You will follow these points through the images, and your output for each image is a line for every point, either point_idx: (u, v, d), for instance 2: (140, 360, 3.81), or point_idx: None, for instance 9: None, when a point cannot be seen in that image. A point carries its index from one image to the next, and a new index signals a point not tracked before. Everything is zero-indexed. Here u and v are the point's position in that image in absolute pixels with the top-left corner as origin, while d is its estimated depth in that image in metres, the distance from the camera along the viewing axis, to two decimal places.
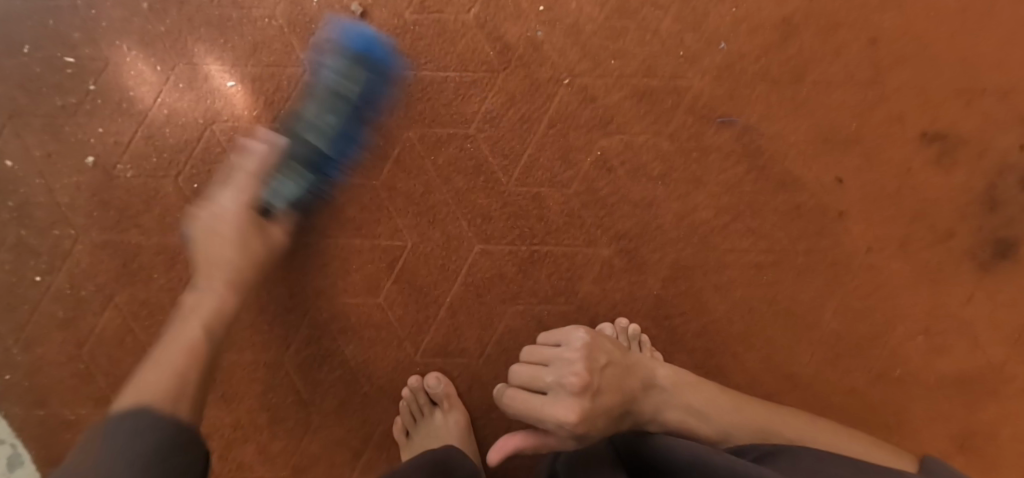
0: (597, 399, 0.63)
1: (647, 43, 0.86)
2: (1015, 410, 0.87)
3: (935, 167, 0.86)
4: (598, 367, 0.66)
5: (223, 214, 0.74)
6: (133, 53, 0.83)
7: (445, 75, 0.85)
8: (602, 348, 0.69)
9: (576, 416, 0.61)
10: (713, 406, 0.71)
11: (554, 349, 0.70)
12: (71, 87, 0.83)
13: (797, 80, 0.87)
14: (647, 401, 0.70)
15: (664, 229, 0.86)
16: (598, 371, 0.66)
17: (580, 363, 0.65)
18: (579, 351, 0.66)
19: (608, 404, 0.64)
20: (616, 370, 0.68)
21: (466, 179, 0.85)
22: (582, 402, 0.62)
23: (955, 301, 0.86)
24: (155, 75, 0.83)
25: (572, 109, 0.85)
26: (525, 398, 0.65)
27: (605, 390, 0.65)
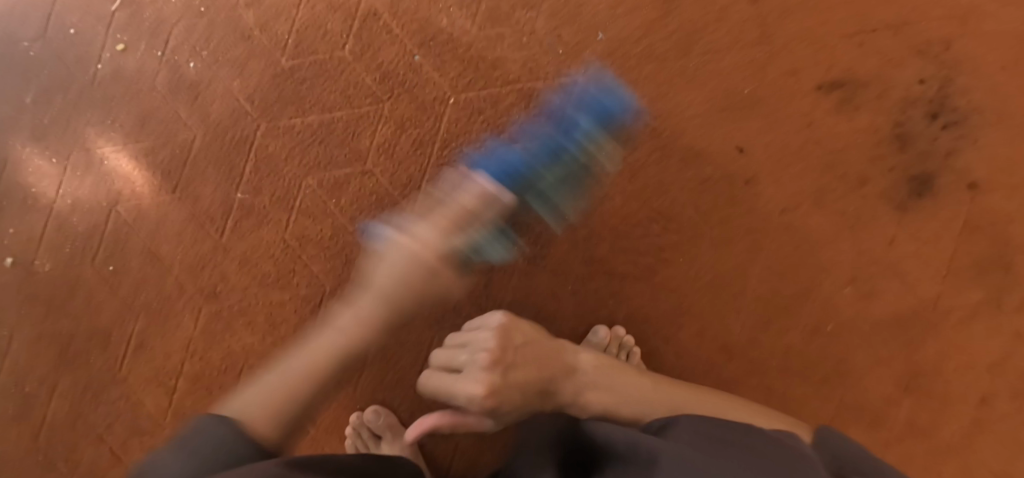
0: (508, 375, 0.66)
1: (525, 46, 0.86)
2: (959, 343, 0.85)
3: (837, 114, 0.85)
4: (512, 347, 0.68)
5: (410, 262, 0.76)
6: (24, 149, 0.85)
7: (334, 115, 0.86)
8: (519, 328, 0.71)
9: (483, 390, 0.65)
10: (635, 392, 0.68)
11: (471, 332, 0.73)
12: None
13: (684, 53, 0.85)
14: (565, 386, 0.70)
15: (575, 228, 0.87)
16: (513, 351, 0.68)
17: (492, 343, 0.68)
18: (493, 333, 0.69)
19: (523, 382, 0.67)
20: (534, 349, 0.70)
21: (372, 214, 0.86)
22: (492, 380, 0.66)
23: (878, 246, 0.85)
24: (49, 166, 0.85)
25: (461, 126, 0.86)
26: (444, 378, 0.71)
27: (523, 367, 0.68)
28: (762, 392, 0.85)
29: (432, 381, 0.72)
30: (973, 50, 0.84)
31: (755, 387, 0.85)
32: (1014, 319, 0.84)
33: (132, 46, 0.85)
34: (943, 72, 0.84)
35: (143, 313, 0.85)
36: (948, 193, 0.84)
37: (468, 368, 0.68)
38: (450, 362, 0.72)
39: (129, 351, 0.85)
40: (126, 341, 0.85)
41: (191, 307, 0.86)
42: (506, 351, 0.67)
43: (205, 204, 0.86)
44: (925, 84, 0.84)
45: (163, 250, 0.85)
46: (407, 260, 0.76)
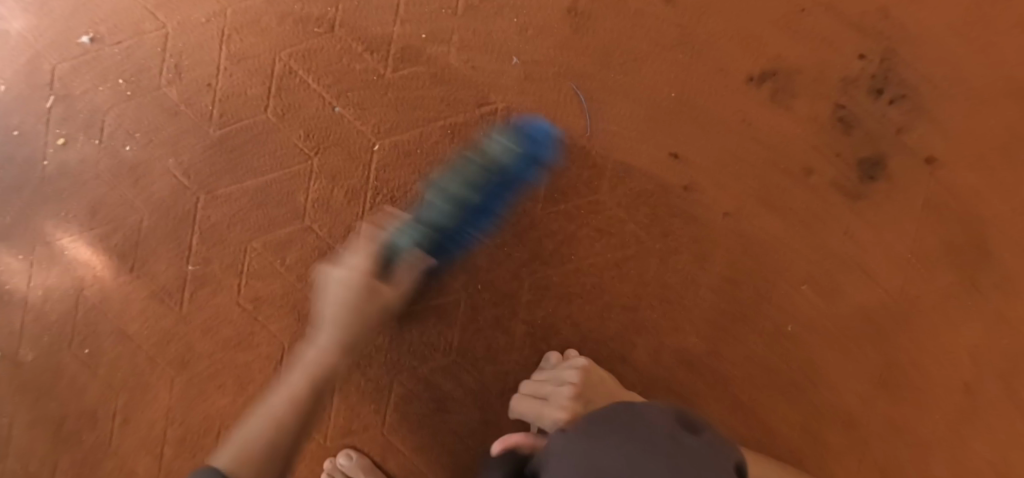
0: (590, 405, 0.74)
1: (442, 80, 0.85)
2: (933, 329, 0.80)
3: (772, 106, 0.81)
4: (593, 387, 0.76)
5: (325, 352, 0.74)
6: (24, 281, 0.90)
7: (266, 178, 0.87)
8: (598, 373, 0.77)
9: (564, 415, 0.72)
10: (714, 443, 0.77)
11: (551, 371, 0.80)
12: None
13: (603, 65, 0.83)
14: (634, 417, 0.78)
15: (516, 256, 0.85)
16: (596, 389, 0.75)
17: (574, 384, 0.75)
18: (578, 374, 0.76)
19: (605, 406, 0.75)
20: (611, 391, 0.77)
21: (317, 269, 0.87)
22: (575, 405, 0.73)
23: (833, 238, 0.81)
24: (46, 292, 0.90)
25: (390, 171, 0.86)
26: (532, 404, 0.78)
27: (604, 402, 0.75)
28: (729, 403, 0.83)
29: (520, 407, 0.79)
30: (909, 18, 0.80)
31: (721, 398, 0.83)
32: (991, 297, 0.79)
33: (72, 138, 0.89)
34: (883, 46, 0.79)
35: (122, 388, 0.90)
36: (903, 174, 0.79)
37: (553, 399, 0.75)
38: (536, 393, 0.78)
39: (114, 425, 0.90)
40: (111, 416, 0.90)
41: (165, 378, 0.89)
42: (587, 390, 0.75)
43: (161, 280, 0.89)
44: (867, 58, 0.80)
45: (131, 327, 0.90)
46: (340, 289, 0.75)
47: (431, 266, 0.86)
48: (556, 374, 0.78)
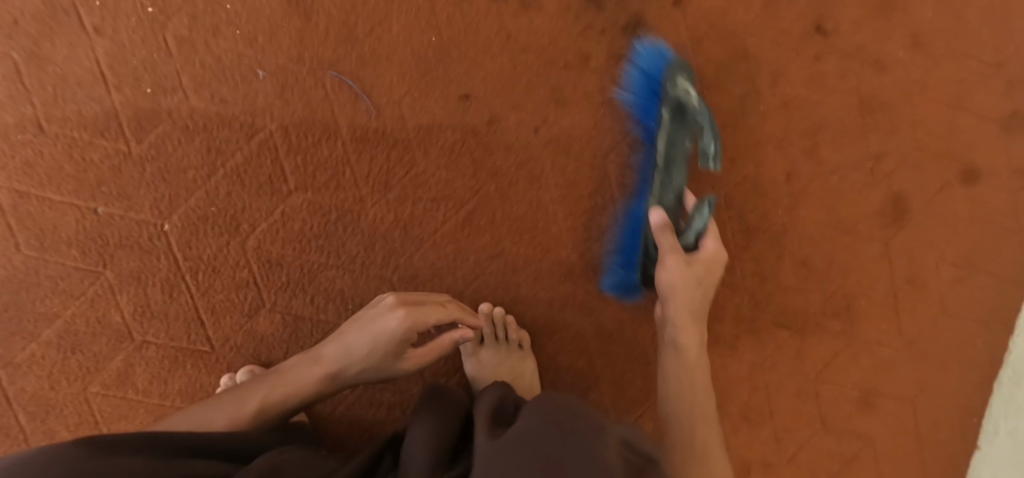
0: (420, 316, 0.71)
1: (196, 127, 0.75)
2: (743, 143, 0.88)
3: (526, 13, 0.80)
4: (417, 317, 0.71)
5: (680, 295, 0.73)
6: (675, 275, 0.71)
7: (65, 317, 0.76)
8: (427, 315, 0.72)
9: (424, 310, 0.72)
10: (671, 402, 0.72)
11: (430, 303, 0.74)
12: (704, 286, 0.73)
13: (351, 41, 0.77)
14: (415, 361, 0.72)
15: (369, 262, 0.81)
16: (416, 312, 0.71)
17: (422, 314, 0.72)
18: (447, 307, 0.75)
19: (424, 323, 0.71)
20: (427, 315, 0.72)
21: (173, 378, 0.79)
22: (419, 314, 0.71)
23: (632, 107, 0.84)
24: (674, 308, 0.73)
25: (196, 246, 0.77)
26: (381, 316, 0.71)
27: (426, 319, 0.71)
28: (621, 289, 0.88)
29: (384, 305, 0.72)
30: None
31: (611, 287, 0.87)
32: (776, 92, 0.88)
33: None
34: None
35: None
36: (664, 22, 0.83)
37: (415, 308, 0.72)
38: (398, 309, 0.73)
39: None
40: None
41: None
42: (417, 314, 0.71)
43: None
44: None
45: None
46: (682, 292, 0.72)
47: (291, 313, 0.80)
48: (421, 299, 0.74)
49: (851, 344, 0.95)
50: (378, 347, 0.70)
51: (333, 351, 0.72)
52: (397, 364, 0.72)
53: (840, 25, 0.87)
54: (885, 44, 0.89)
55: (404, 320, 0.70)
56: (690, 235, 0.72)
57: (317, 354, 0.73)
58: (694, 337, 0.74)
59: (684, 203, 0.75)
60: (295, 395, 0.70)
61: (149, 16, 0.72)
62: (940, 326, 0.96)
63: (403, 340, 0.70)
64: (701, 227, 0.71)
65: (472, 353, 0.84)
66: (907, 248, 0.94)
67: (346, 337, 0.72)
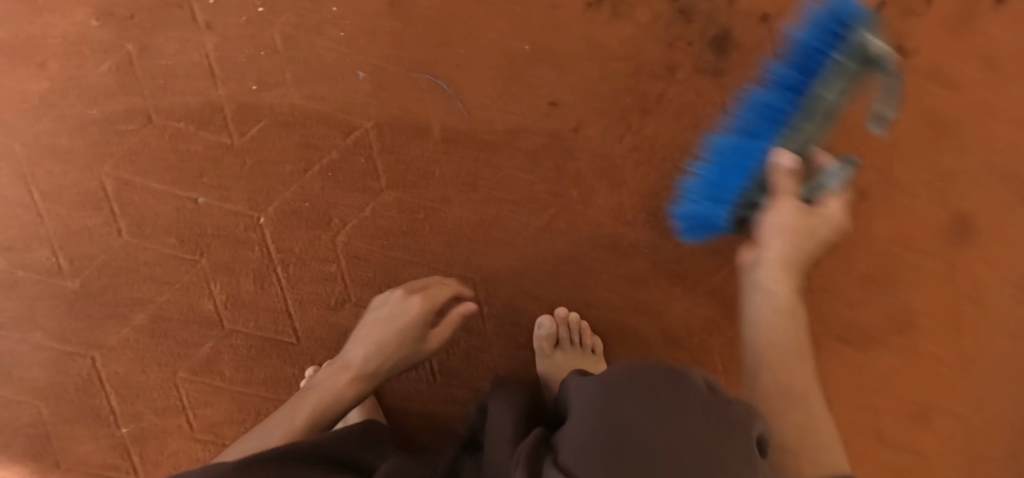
0: (427, 294, 0.72)
1: (295, 123, 0.77)
2: None
3: (615, 25, 0.83)
4: (428, 296, 0.71)
5: (812, 232, 0.64)
6: (788, 241, 0.64)
7: (158, 303, 0.78)
8: (435, 294, 0.72)
9: (434, 295, 0.72)
10: (760, 353, 0.61)
11: (439, 287, 0.74)
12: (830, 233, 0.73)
13: (445, 45, 0.79)
14: (437, 339, 0.71)
15: (453, 261, 0.83)
16: (426, 293, 0.72)
17: (433, 298, 0.71)
18: (450, 286, 0.74)
19: (437, 298, 0.72)
20: (435, 294, 0.72)
21: (258, 368, 0.80)
22: (425, 296, 0.71)
23: (714, 117, 0.86)
24: (783, 248, 0.63)
25: (287, 238, 0.79)
26: (389, 305, 0.71)
27: (437, 297, 0.72)
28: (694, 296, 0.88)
29: (385, 298, 0.72)
30: None
31: (683, 296, 0.88)
32: (853, 108, 0.89)
33: None
34: None
35: None
36: (749, 36, 0.85)
37: (419, 293, 0.72)
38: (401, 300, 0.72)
39: None
40: None
41: None
42: (427, 295, 0.71)
43: (96, 460, 0.79)
44: None
45: None
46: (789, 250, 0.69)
47: None
48: (423, 286, 0.74)
49: (913, 359, 0.96)
50: (401, 333, 0.69)
51: (360, 351, 0.68)
52: (421, 349, 0.70)
53: (916, 46, 0.89)
54: (962, 64, 0.90)
55: (422, 303, 0.70)
56: (812, 190, 0.77)
57: (342, 362, 0.68)
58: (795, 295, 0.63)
59: (818, 183, 0.76)
60: (333, 403, 0.64)
61: (259, 15, 0.75)
62: (999, 345, 0.96)
63: (426, 318, 0.70)
64: (831, 185, 0.76)
65: (547, 356, 0.83)
66: (974, 267, 0.94)
67: (366, 335, 0.69)
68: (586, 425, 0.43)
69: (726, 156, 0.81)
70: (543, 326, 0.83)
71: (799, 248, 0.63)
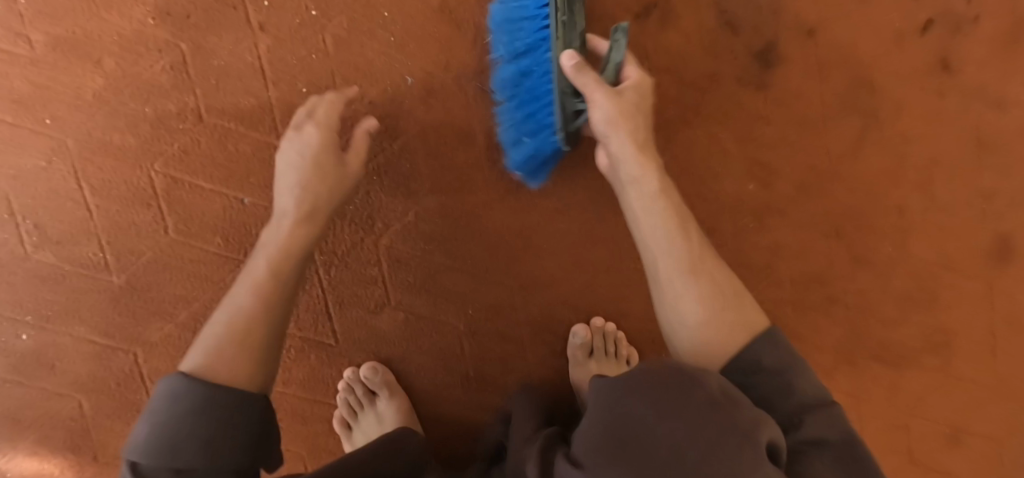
0: (317, 117, 0.70)
1: (343, 127, 0.78)
2: (860, 173, 0.89)
3: (662, 36, 0.83)
4: (326, 120, 0.70)
5: (609, 119, 0.69)
6: (617, 110, 0.69)
7: (202, 301, 0.78)
8: (333, 109, 0.71)
9: (331, 114, 0.71)
10: (661, 262, 0.66)
11: (332, 105, 0.71)
12: (635, 119, 0.71)
13: (494, 53, 0.79)
14: (351, 165, 0.70)
15: (493, 266, 0.83)
16: (325, 116, 0.70)
17: (326, 118, 0.70)
18: (331, 97, 0.72)
19: (329, 114, 0.71)
20: (325, 112, 0.70)
21: (296, 368, 0.82)
22: (320, 117, 0.70)
23: (756, 128, 0.86)
24: (622, 138, 0.69)
25: (330, 240, 0.80)
26: (291, 146, 0.68)
27: (326, 114, 0.70)
28: None
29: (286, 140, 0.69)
30: None
31: None
32: (895, 125, 0.89)
33: None
34: None
35: None
36: (794, 51, 0.85)
37: (313, 113, 0.70)
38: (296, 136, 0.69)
39: None
40: None
41: None
42: (317, 116, 0.70)
43: None
44: None
45: None
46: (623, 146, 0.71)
47: (413, 313, 0.83)
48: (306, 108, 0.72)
49: (947, 381, 0.95)
50: (320, 164, 0.67)
51: (290, 196, 0.66)
52: (346, 177, 0.69)
53: (963, 65, 0.88)
54: (1008, 86, 0.89)
55: (318, 130, 0.69)
56: (611, 70, 0.73)
57: (276, 216, 0.67)
58: (649, 162, 0.70)
59: (610, 71, 0.73)
60: (290, 254, 0.64)
61: (312, 18, 0.76)
62: None
63: (329, 142, 0.68)
64: (620, 59, 0.73)
65: (582, 364, 0.83)
66: (1013, 289, 0.93)
67: (285, 183, 0.67)
68: (597, 421, 0.48)
69: (522, 86, 0.76)
70: (578, 334, 0.83)
71: (625, 115, 0.68)
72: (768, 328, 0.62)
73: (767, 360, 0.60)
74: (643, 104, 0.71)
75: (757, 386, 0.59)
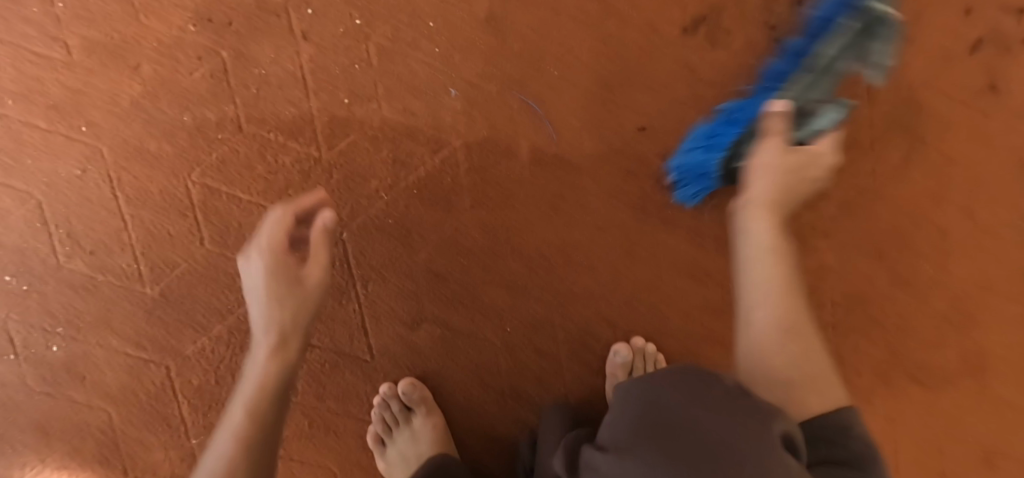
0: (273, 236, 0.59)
1: (384, 138, 0.76)
2: (903, 193, 0.88)
3: (711, 50, 0.80)
4: (285, 232, 0.60)
5: (779, 162, 0.68)
6: (782, 163, 0.68)
7: (236, 314, 0.76)
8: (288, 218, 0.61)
9: (287, 223, 0.60)
10: (765, 309, 0.62)
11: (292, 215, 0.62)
12: (813, 168, 0.71)
13: (540, 66, 0.78)
14: (312, 277, 0.59)
15: (532, 284, 0.81)
16: (283, 227, 0.60)
17: (285, 228, 0.60)
18: (282, 213, 0.62)
19: (283, 224, 0.60)
20: (280, 224, 0.60)
21: (331, 382, 0.81)
22: (282, 228, 0.60)
23: None
24: (774, 183, 0.67)
25: (369, 254, 0.78)
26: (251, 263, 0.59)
27: (282, 226, 0.60)
28: None
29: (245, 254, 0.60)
30: None
31: None
32: (940, 144, 0.87)
33: None
34: None
35: None
36: None
37: (264, 230, 0.60)
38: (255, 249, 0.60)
39: None
40: None
41: None
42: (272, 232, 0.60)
43: (164, 468, 0.78)
44: None
45: None
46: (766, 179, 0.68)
47: (450, 329, 0.81)
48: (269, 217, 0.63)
49: (983, 403, 0.93)
50: (275, 290, 0.57)
51: (261, 322, 0.58)
52: (308, 296, 0.58)
53: (1013, 86, 0.87)
54: None
55: (276, 243, 0.59)
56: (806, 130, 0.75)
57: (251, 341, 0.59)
58: (775, 206, 0.67)
59: (815, 117, 0.75)
60: (271, 389, 0.56)
61: (356, 27, 0.74)
62: None
63: (283, 264, 0.58)
64: (821, 126, 0.75)
65: None
66: None
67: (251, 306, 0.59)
68: (626, 415, 0.54)
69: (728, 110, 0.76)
70: (619, 354, 0.81)
71: (786, 176, 0.68)
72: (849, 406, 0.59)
73: (833, 423, 0.58)
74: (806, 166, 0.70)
75: (844, 446, 0.57)
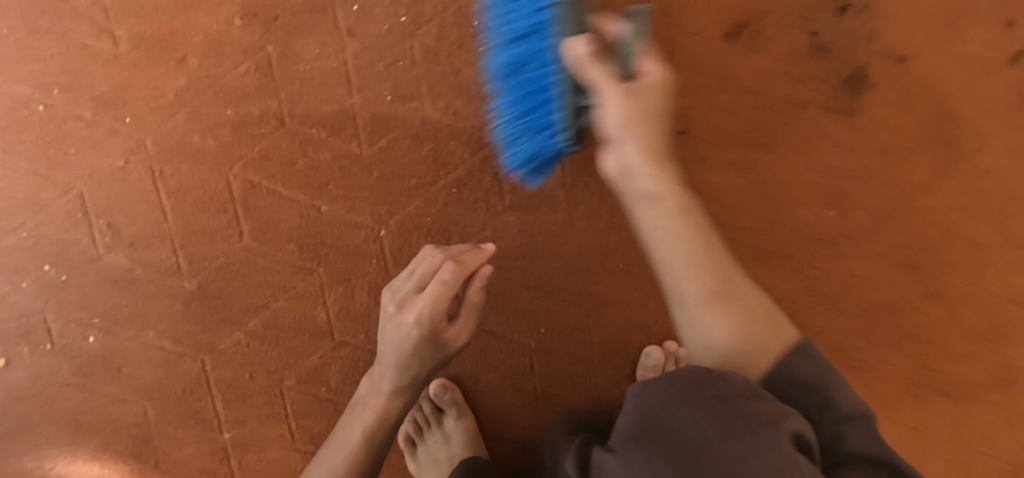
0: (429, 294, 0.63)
1: (425, 137, 0.76)
2: (940, 205, 0.87)
3: (753, 56, 0.81)
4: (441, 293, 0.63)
5: (620, 123, 0.58)
6: (628, 110, 0.57)
7: (272, 310, 0.76)
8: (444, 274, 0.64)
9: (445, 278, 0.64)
10: (700, 284, 0.58)
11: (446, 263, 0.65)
12: (651, 99, 0.58)
13: None
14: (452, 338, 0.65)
15: (566, 286, 0.81)
16: (441, 283, 0.63)
17: (440, 285, 0.64)
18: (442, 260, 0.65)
19: (440, 281, 0.63)
20: (436, 288, 0.63)
21: None
22: (435, 284, 0.64)
23: (839, 157, 0.85)
24: (647, 159, 0.58)
25: (405, 254, 0.77)
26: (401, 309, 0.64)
27: (436, 291, 0.63)
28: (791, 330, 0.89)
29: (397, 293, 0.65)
30: None
31: None
32: (982, 156, 0.86)
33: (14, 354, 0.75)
34: None
35: None
36: (882, 77, 0.83)
37: (417, 279, 0.65)
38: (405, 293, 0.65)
39: None
40: None
41: None
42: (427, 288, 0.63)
43: (195, 462, 0.78)
44: None
45: None
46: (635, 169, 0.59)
47: (484, 329, 0.81)
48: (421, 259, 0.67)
49: (1012, 419, 0.92)
50: (415, 349, 0.64)
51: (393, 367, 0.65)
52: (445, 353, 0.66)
53: None
54: None
55: (429, 303, 0.63)
56: (625, 60, 0.59)
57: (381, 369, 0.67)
58: (668, 174, 0.59)
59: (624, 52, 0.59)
60: (384, 421, 0.66)
61: (402, 24, 0.73)
62: None
63: (432, 329, 0.63)
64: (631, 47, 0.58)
65: None
66: None
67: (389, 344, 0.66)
68: (631, 418, 0.48)
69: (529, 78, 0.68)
70: (650, 355, 0.81)
71: (646, 119, 0.57)
72: (802, 340, 0.58)
73: (805, 374, 0.56)
74: (660, 106, 0.59)
75: (805, 401, 0.55)
